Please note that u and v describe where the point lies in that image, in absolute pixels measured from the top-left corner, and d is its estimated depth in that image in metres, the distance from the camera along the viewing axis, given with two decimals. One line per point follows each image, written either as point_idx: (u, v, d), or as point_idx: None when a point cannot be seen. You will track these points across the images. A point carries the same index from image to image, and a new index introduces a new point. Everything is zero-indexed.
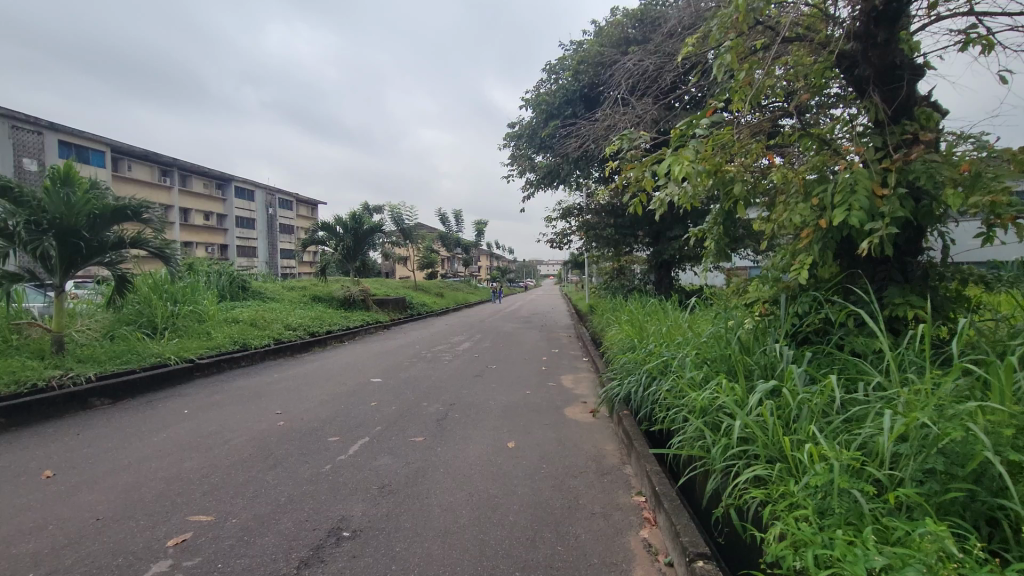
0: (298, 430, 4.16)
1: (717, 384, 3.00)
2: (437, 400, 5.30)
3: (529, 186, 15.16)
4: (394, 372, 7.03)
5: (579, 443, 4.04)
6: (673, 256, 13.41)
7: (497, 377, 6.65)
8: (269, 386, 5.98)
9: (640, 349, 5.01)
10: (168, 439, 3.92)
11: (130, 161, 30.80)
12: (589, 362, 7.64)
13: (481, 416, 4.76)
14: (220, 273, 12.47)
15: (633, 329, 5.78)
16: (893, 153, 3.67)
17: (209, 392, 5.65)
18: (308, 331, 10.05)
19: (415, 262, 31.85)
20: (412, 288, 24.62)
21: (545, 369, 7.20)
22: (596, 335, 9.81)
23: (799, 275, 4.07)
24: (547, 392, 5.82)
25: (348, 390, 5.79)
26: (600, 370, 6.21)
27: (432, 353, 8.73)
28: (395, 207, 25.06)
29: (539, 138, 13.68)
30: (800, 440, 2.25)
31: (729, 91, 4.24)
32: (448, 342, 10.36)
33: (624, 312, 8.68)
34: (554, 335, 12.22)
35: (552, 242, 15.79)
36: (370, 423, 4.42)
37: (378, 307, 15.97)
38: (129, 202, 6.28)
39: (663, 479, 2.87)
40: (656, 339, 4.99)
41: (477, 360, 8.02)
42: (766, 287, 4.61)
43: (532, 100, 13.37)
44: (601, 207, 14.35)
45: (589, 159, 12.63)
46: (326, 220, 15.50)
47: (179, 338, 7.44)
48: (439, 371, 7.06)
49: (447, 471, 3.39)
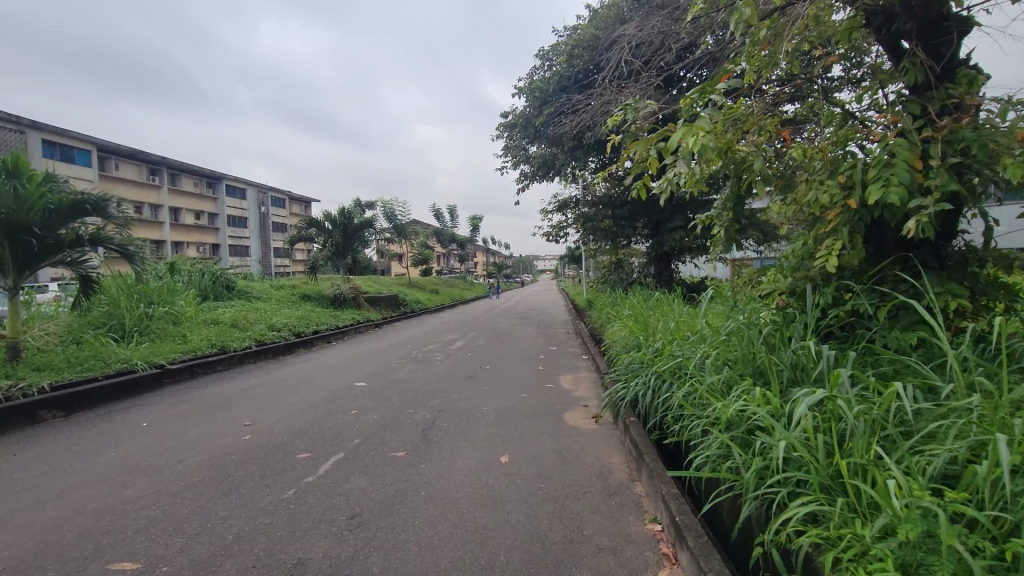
0: (264, 446, 3.70)
1: (745, 392, 2.55)
2: (425, 406, 4.84)
3: (524, 178, 14.72)
4: (381, 374, 6.56)
5: (581, 455, 3.58)
6: (673, 248, 12.97)
7: (491, 379, 6.18)
8: (243, 394, 5.52)
9: (644, 348, 4.56)
10: (114, 460, 3.46)
11: (117, 160, 30.27)
12: (589, 361, 7.17)
13: (471, 424, 4.30)
14: (202, 272, 11.98)
15: (637, 324, 5.32)
16: (936, 120, 3.24)
17: (176, 402, 5.18)
18: (293, 331, 9.57)
19: (410, 259, 31.34)
20: (406, 285, 24.20)
21: (542, 370, 6.73)
22: (595, 331, 9.34)
23: (826, 263, 3.61)
24: (545, 395, 5.36)
25: (328, 396, 5.32)
26: (601, 370, 5.75)
27: (423, 353, 8.26)
28: (387, 203, 24.61)
29: (532, 127, 13.24)
30: (861, 466, 1.80)
31: (744, 56, 3.78)
32: (440, 341, 9.87)
33: (626, 307, 8.20)
34: (551, 332, 11.75)
35: (548, 236, 15.35)
36: (347, 437, 3.95)
37: (370, 305, 15.48)
38: (87, 196, 5.81)
39: (683, 506, 2.42)
40: (663, 336, 4.54)
41: (469, 361, 7.55)
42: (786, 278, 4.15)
43: (525, 88, 12.91)
44: (598, 199, 13.91)
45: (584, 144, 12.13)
46: (314, 216, 14.98)
47: (150, 342, 6.97)
48: (429, 373, 6.60)
49: (429, 494, 2.93)
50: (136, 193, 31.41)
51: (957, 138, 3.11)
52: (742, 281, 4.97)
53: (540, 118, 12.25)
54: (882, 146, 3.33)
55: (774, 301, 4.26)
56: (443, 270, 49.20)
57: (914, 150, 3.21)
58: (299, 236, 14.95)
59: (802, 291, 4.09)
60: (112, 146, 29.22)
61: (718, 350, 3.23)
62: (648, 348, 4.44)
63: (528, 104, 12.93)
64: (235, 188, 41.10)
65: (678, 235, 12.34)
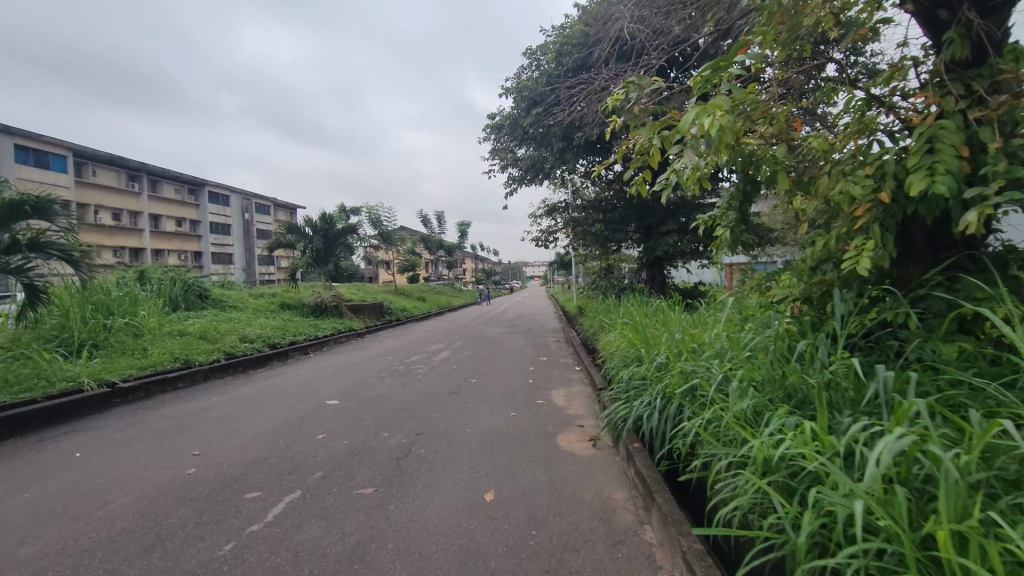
0: (210, 484, 3.17)
1: (783, 423, 2.07)
2: (401, 429, 4.32)
3: (512, 182, 14.27)
4: (357, 390, 6.03)
5: (579, 490, 3.08)
6: (666, 252, 12.57)
7: (476, 395, 5.67)
8: (201, 415, 4.97)
9: (646, 362, 4.10)
10: (27, 503, 2.92)
11: (94, 166, 29.47)
12: (581, 373, 6.69)
13: (452, 451, 3.79)
14: (173, 281, 11.37)
15: (636, 334, 4.86)
16: (986, 99, 2.83)
17: (122, 426, 4.62)
18: (267, 343, 9.01)
19: (396, 266, 30.79)
20: (392, 292, 23.62)
21: (532, 383, 6.22)
22: (587, 340, 8.87)
23: (856, 265, 3.16)
24: (536, 413, 4.87)
25: (295, 418, 4.79)
26: (597, 385, 5.27)
27: (404, 365, 7.73)
28: (372, 208, 24.05)
29: (520, 128, 12.80)
30: (969, 538, 1.34)
31: (760, 30, 3.35)
32: (424, 351, 9.34)
33: (620, 315, 7.73)
34: (541, 340, 11.26)
35: (536, 242, 14.94)
36: (309, 469, 3.43)
37: (352, 314, 14.91)
38: (25, 197, 5.40)
39: (711, 569, 1.94)
40: (665, 348, 4.08)
41: (453, 373, 7.04)
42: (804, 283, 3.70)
43: (512, 88, 12.46)
44: (588, 203, 13.50)
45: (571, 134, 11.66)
46: (294, 221, 14.41)
47: (105, 358, 6.39)
48: (410, 388, 6.09)
49: (397, 547, 2.41)
50: (114, 200, 30.63)
51: (1014, 119, 2.70)
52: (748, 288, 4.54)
53: (528, 119, 11.84)
54: (924, 129, 2.89)
55: (788, 309, 3.81)
56: (430, 277, 48.56)
57: (962, 133, 2.78)
58: (277, 242, 14.36)
59: (820, 297, 3.65)
60: (89, 152, 28.46)
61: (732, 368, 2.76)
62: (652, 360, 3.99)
63: (515, 105, 12.49)
64: (217, 194, 40.32)
65: (672, 239, 12.03)
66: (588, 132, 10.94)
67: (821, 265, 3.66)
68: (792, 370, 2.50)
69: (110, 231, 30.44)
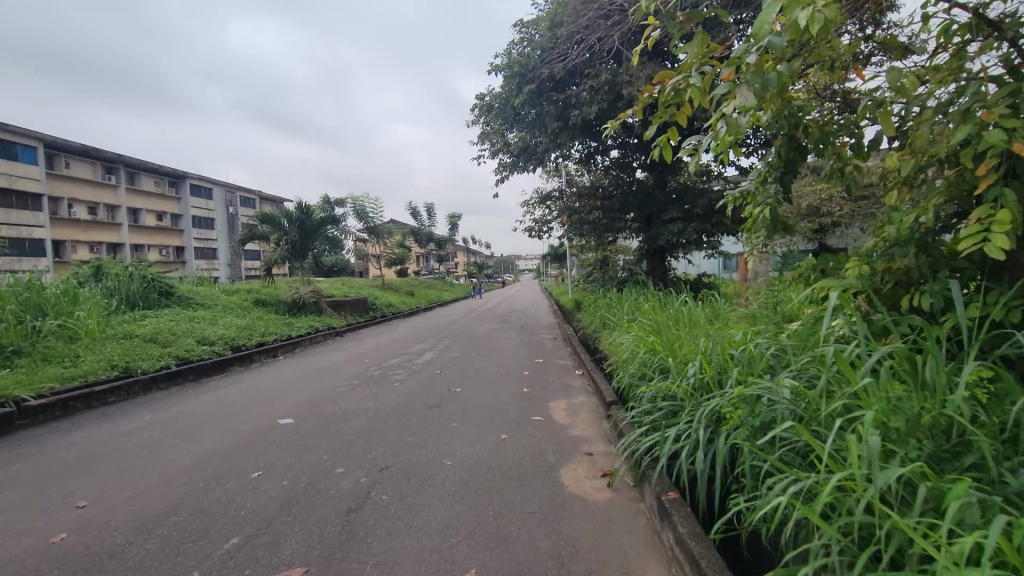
0: (73, 564, 2.23)
1: (980, 521, 1.19)
2: (363, 462, 3.40)
3: (502, 169, 13.29)
4: (321, 402, 5.10)
5: (599, 568, 2.18)
6: (669, 242, 11.70)
7: (460, 408, 4.74)
8: (119, 441, 4.02)
9: (672, 373, 3.24)
10: None
11: (67, 158, 28.23)
12: (584, 380, 5.77)
13: (424, 496, 2.87)
14: (133, 275, 10.37)
15: (655, 335, 3.98)
16: None
17: (10, 458, 3.66)
18: (229, 345, 8.05)
19: (384, 259, 29.77)
20: (380, 287, 22.64)
21: (527, 392, 5.30)
22: (588, 338, 7.98)
23: (970, 245, 2.30)
24: (534, 434, 3.97)
25: (233, 445, 3.84)
26: (607, 397, 4.37)
27: (381, 370, 6.79)
28: (356, 199, 23.02)
29: (511, 109, 11.83)
30: None
31: None
32: (406, 353, 8.40)
33: (626, 313, 6.82)
34: (535, 338, 10.34)
35: (529, 232, 14.01)
36: (223, 532, 2.50)
37: (334, 311, 13.95)
38: None
39: None
40: (694, 358, 3.23)
41: (437, 380, 6.11)
42: (875, 272, 2.87)
43: (501, 65, 11.48)
44: (585, 190, 12.57)
45: (566, 112, 10.79)
46: (268, 212, 13.32)
47: (23, 368, 5.42)
48: (384, 399, 5.17)
49: None
50: (89, 193, 29.45)
51: None
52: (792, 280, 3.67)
53: (519, 97, 10.91)
54: None
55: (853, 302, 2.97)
56: (421, 271, 47.30)
57: None
58: (251, 234, 13.33)
59: (898, 287, 2.83)
60: (61, 143, 27.24)
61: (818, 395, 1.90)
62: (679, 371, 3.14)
63: (505, 84, 11.53)
64: (200, 187, 39.09)
65: (676, 227, 11.14)
66: (585, 110, 10.09)
67: (901, 245, 2.80)
68: (922, 398, 1.65)
69: (87, 225, 29.28)
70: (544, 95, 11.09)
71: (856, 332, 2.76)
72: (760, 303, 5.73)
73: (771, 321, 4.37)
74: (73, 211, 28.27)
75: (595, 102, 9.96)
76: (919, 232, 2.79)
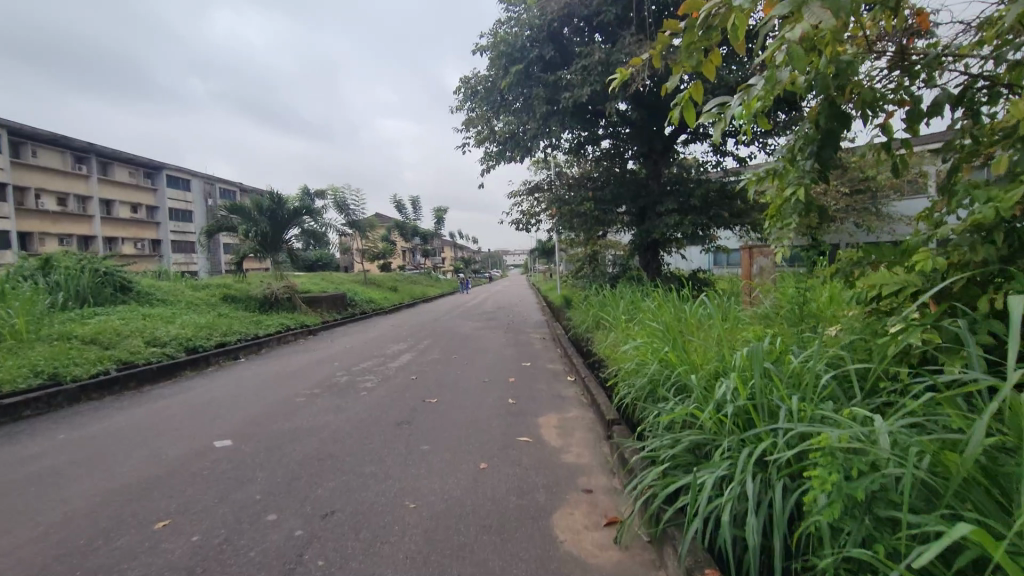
0: None
1: None
2: (304, 505, 2.69)
3: (488, 159, 12.54)
4: (273, 417, 4.37)
5: None
6: (663, 236, 11.07)
7: (434, 425, 4.03)
8: (10, 472, 3.27)
9: (692, 395, 2.58)
10: None
11: (35, 146, 27.08)
12: (578, 390, 5.08)
13: (374, 561, 2.17)
14: (85, 268, 9.58)
15: (662, 343, 3.32)
16: None
17: None
18: (183, 346, 7.26)
19: (367, 255, 28.95)
20: (362, 282, 21.84)
21: (512, 404, 4.60)
22: (579, 339, 7.31)
23: None
24: (519, 461, 3.27)
25: (148, 478, 3.11)
26: (607, 414, 3.69)
27: (350, 376, 6.05)
28: (337, 190, 22.13)
29: (498, 93, 11.09)
30: None
31: None
32: (381, 354, 7.66)
33: (622, 313, 6.14)
34: (521, 338, 9.66)
35: (516, 225, 13.30)
36: None
37: (309, 307, 13.15)
38: None
39: None
40: (721, 376, 2.57)
41: (411, 388, 5.40)
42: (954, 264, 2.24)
43: (487, 46, 10.70)
44: (574, 181, 11.86)
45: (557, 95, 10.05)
46: (236, 202, 12.45)
47: None
48: (347, 413, 4.46)
49: None
50: (59, 183, 28.34)
51: None
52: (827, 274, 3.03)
53: (507, 79, 10.15)
54: None
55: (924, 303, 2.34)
56: (407, 267, 46.47)
57: None
58: (218, 226, 12.44)
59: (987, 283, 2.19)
60: (27, 130, 26.11)
61: (950, 456, 1.23)
62: (701, 394, 2.48)
63: (491, 66, 10.74)
64: (177, 179, 37.93)
65: (672, 219, 10.48)
66: (576, 94, 9.40)
67: (993, 230, 2.16)
68: None
69: (57, 217, 28.22)
70: (532, 77, 10.36)
71: (931, 343, 2.12)
72: (774, 304, 5.07)
73: (797, 324, 3.69)
74: (41, 202, 27.08)
75: (587, 85, 9.29)
76: (1012, 215, 2.16)
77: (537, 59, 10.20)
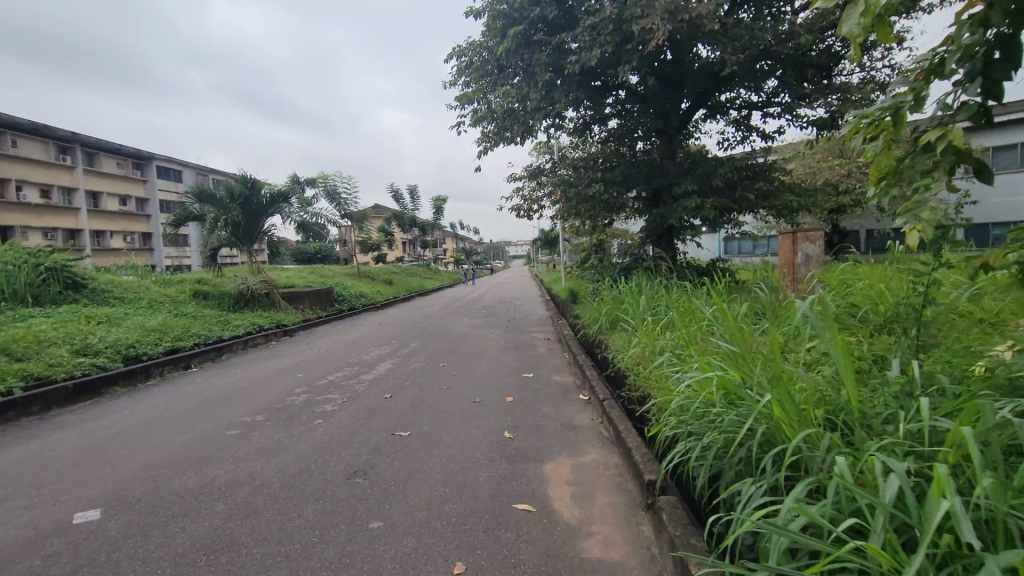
0: None
1: None
2: None
3: (485, 140, 11.33)
4: (182, 465, 3.19)
5: None
6: (679, 222, 9.85)
7: (398, 481, 2.86)
8: None
9: (815, 485, 1.46)
10: None
11: (15, 137, 25.90)
12: (595, 417, 3.92)
13: None
14: (27, 263, 8.44)
15: (733, 373, 2.20)
16: None
17: None
18: (121, 355, 6.09)
19: (362, 247, 27.79)
20: (355, 276, 20.74)
21: (509, 441, 3.44)
22: (591, 343, 6.15)
23: None
24: (516, 559, 2.09)
25: None
26: (645, 470, 2.51)
27: (310, 394, 4.89)
28: (327, 179, 20.88)
29: (494, 63, 9.88)
30: None
31: None
32: (357, 362, 6.50)
33: (646, 315, 4.97)
34: (522, 338, 8.48)
35: (517, 211, 12.08)
36: None
37: (290, 304, 12.03)
38: None
39: None
40: (868, 453, 1.47)
41: (380, 413, 4.24)
42: None
43: (481, 9, 9.48)
44: (579, 162, 10.66)
45: (561, 60, 8.85)
46: (205, 187, 11.23)
47: None
48: (285, 455, 3.29)
49: None
50: (41, 174, 27.15)
51: None
52: (1002, 270, 1.90)
53: (504, 43, 8.92)
54: None
55: None
56: (407, 259, 45.40)
57: None
58: (185, 215, 11.23)
59: None
60: (6, 119, 24.92)
61: None
62: (840, 487, 1.37)
63: (487, 32, 9.52)
64: (167, 169, 36.69)
65: (691, 202, 9.20)
66: (584, 57, 8.21)
67: None
68: None
69: (39, 209, 27.04)
70: (533, 42, 9.14)
71: None
72: (848, 304, 3.88)
73: (920, 335, 2.54)
74: (23, 194, 25.98)
75: (597, 46, 8.10)
76: None
77: (538, 20, 8.98)
